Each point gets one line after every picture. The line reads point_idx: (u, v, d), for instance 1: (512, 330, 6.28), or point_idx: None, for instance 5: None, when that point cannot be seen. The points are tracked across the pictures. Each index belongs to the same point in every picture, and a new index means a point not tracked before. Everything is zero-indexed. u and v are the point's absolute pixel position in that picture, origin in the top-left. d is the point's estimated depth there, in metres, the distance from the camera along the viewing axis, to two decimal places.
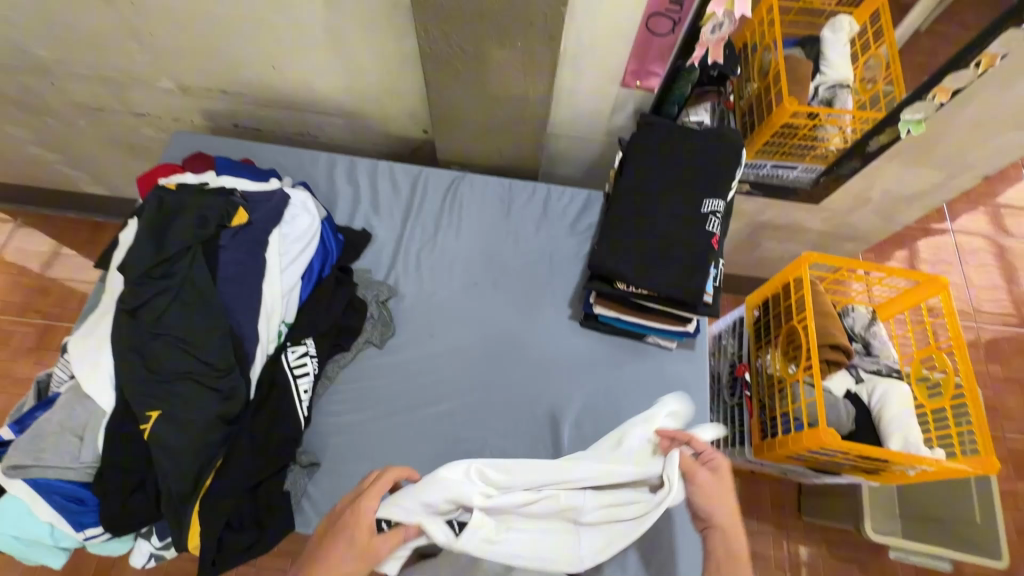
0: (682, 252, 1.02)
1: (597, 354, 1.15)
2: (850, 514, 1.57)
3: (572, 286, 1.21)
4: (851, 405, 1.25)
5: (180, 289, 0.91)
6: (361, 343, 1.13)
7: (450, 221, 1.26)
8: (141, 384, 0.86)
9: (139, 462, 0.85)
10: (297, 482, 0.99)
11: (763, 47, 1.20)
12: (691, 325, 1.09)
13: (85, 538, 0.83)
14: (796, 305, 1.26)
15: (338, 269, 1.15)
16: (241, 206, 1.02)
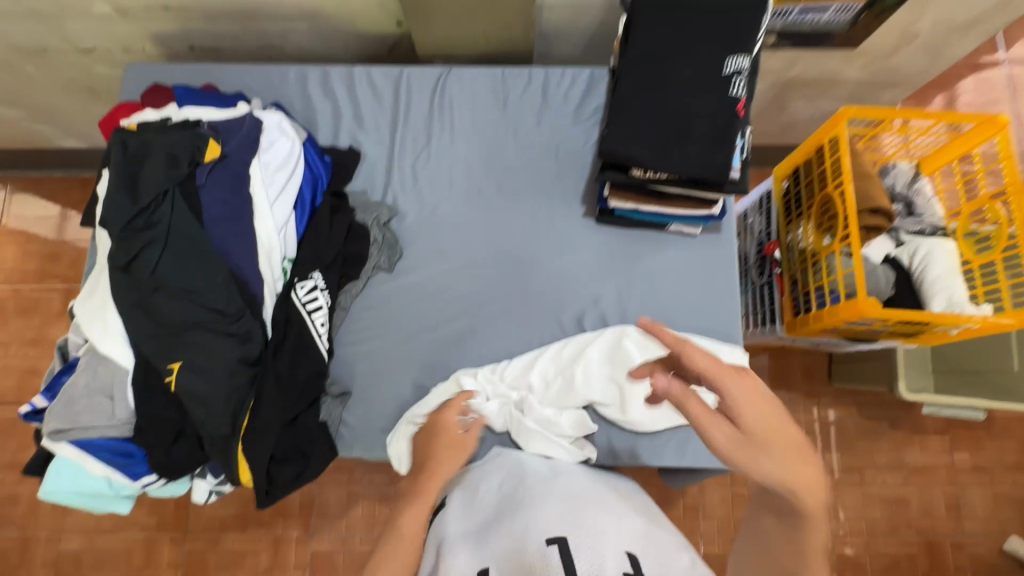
0: (703, 125, 0.90)
1: (617, 250, 1.08)
2: (883, 376, 1.57)
3: (584, 181, 1.11)
4: (890, 270, 1.19)
5: (167, 237, 0.86)
6: (370, 270, 1.08)
7: (442, 125, 1.14)
8: (154, 339, 0.84)
9: (174, 412, 0.86)
10: (332, 412, 1.01)
11: None
12: (716, 207, 1.00)
13: (143, 485, 0.87)
14: (831, 170, 1.15)
15: (332, 195, 1.07)
16: (211, 138, 0.92)
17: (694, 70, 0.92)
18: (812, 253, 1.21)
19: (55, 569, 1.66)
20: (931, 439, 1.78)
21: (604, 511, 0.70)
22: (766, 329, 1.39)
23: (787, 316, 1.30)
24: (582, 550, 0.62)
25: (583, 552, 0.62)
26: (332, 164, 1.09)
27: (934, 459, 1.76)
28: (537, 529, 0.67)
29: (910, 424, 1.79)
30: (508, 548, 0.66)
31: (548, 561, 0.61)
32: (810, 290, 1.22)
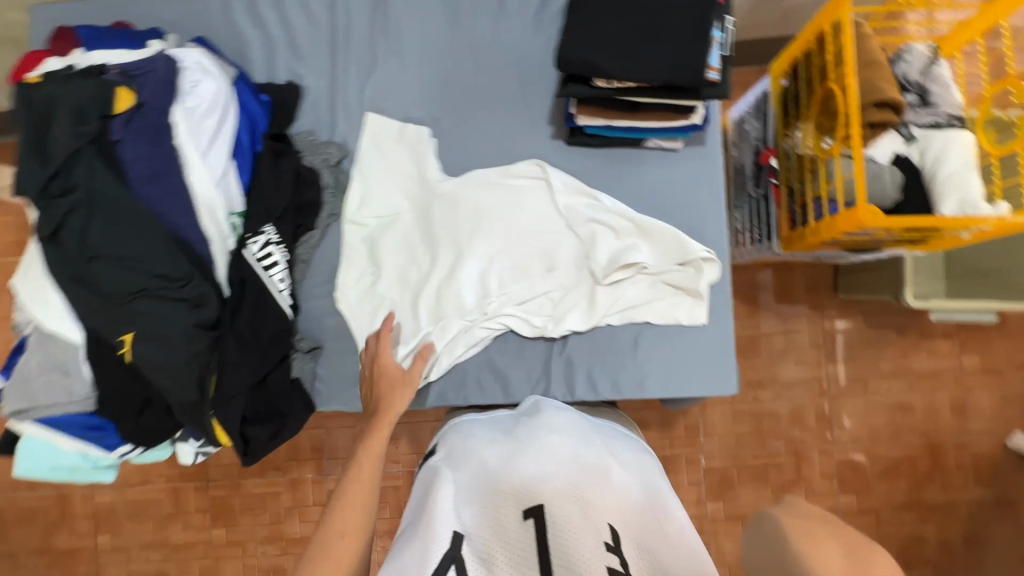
0: (675, 19, 0.77)
1: (591, 173, 0.99)
2: (890, 284, 1.49)
3: (551, 99, 1.00)
4: (898, 171, 1.07)
5: (90, 202, 0.79)
6: (327, 218, 1.01)
7: (388, 47, 1.01)
8: (99, 311, 0.80)
9: (135, 382, 0.84)
10: (304, 368, 0.98)
11: None
12: (697, 115, 0.88)
13: (120, 455, 0.87)
14: (832, 60, 1.01)
15: (272, 137, 0.97)
16: (120, 85, 0.82)
17: None
18: (811, 159, 1.10)
19: (94, 520, 1.78)
20: (939, 343, 1.73)
21: (582, 471, 0.70)
22: (763, 246, 1.30)
23: (784, 230, 1.21)
24: (561, 519, 0.63)
25: (562, 521, 0.62)
26: (270, 103, 0.99)
27: (941, 364, 1.73)
28: (518, 495, 0.67)
29: (918, 330, 1.74)
30: (487, 513, 0.66)
31: (526, 533, 0.62)
32: (808, 200, 1.12)
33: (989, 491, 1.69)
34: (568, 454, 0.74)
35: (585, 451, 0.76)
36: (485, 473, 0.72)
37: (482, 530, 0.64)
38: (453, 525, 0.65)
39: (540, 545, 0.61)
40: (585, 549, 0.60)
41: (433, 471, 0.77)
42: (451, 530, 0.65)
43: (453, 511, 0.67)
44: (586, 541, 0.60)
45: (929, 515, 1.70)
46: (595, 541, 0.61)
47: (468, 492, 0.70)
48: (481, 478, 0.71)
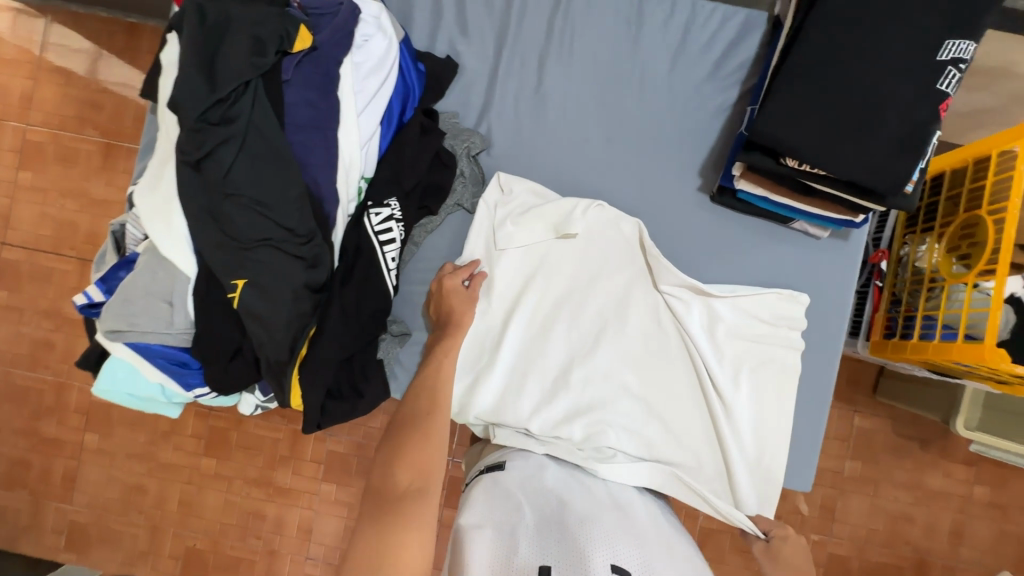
0: (890, 122, 0.72)
1: (728, 237, 0.96)
2: (939, 404, 1.50)
3: (707, 150, 0.96)
4: (1012, 312, 1.06)
5: (244, 137, 0.74)
6: (450, 207, 0.98)
7: (558, 50, 0.97)
8: (222, 249, 0.76)
9: (233, 329, 0.80)
10: (390, 351, 0.96)
11: (995, 164, 0.98)
12: (862, 215, 0.85)
13: (195, 396, 0.84)
14: (990, 189, 0.99)
15: (422, 111, 0.93)
16: (302, 22, 0.77)
17: (900, 47, 0.73)
18: (931, 276, 1.08)
19: (86, 417, 1.70)
20: (956, 467, 1.74)
21: (663, 555, 0.67)
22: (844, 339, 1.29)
23: (876, 334, 1.20)
24: None
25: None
26: (425, 74, 0.94)
27: (953, 487, 1.74)
28: (602, 548, 0.63)
29: (940, 449, 1.75)
30: (572, 550, 0.61)
31: None
32: (915, 314, 1.11)
33: None
34: (643, 532, 0.72)
35: (659, 537, 0.73)
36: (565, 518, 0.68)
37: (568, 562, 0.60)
38: (537, 553, 0.61)
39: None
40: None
41: (507, 494, 0.73)
42: (533, 552, 0.61)
43: (528, 541, 0.63)
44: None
45: None
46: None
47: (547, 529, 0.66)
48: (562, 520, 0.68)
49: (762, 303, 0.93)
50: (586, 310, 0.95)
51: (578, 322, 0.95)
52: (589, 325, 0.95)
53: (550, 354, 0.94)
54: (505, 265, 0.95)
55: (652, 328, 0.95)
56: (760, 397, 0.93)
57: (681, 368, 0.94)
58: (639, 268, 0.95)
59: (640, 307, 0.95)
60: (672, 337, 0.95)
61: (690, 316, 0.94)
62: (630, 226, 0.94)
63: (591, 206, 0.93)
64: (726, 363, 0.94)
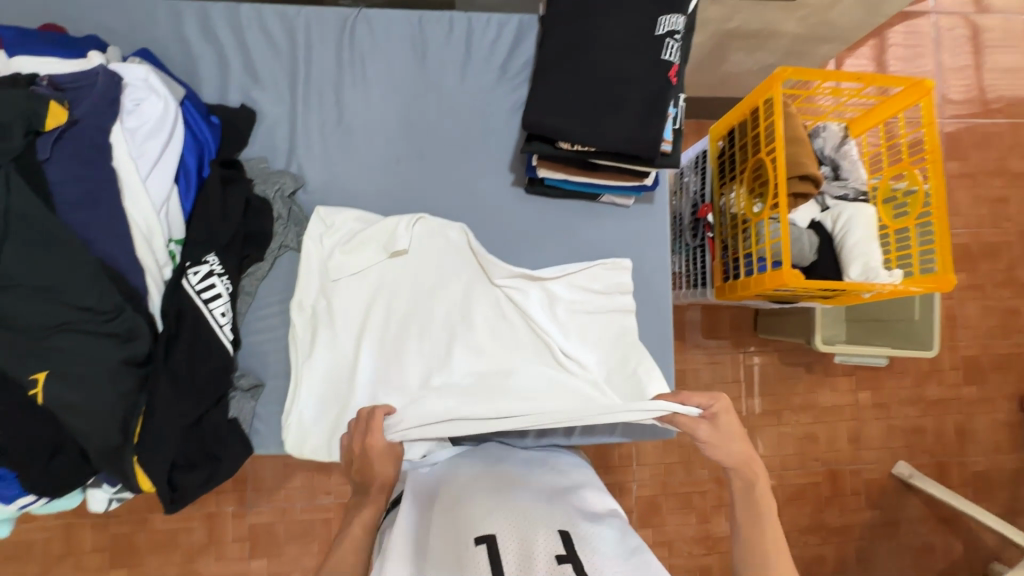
0: (634, 95, 0.81)
1: (549, 222, 1.02)
2: (801, 329, 1.64)
3: (512, 146, 1.02)
4: (814, 235, 1.20)
5: (7, 227, 0.71)
6: (276, 250, 0.97)
7: (351, 81, 1.00)
8: (8, 346, 0.72)
9: (45, 427, 0.76)
10: (243, 407, 0.94)
11: (764, 118, 1.12)
12: (649, 178, 0.94)
13: (19, 507, 0.79)
14: (764, 134, 1.12)
15: (220, 163, 0.93)
16: (53, 100, 0.75)
17: (628, 29, 0.82)
18: (743, 219, 1.21)
19: None
20: (839, 379, 1.92)
21: (527, 502, 0.71)
22: (698, 290, 1.41)
23: (718, 280, 1.32)
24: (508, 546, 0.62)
25: (509, 549, 0.62)
26: (221, 126, 0.94)
27: (842, 399, 1.92)
28: (460, 534, 0.65)
29: (822, 368, 1.92)
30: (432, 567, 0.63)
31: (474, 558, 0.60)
32: (739, 255, 1.23)
33: (876, 513, 1.90)
34: (510, 490, 0.75)
35: (526, 490, 0.76)
36: (428, 535, 0.70)
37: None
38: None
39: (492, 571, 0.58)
40: (537, 565, 0.59)
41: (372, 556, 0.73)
42: None
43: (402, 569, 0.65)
44: (538, 564, 0.59)
45: (829, 536, 1.88)
46: (546, 562, 0.59)
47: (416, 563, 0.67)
48: (425, 542, 0.70)
49: (593, 276, 1.00)
50: (432, 319, 0.97)
51: (428, 331, 0.97)
52: (439, 331, 0.97)
53: (408, 368, 0.96)
54: (342, 296, 0.96)
55: (499, 318, 0.99)
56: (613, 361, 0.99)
57: (536, 352, 0.99)
58: (472, 268, 0.99)
59: (484, 304, 0.99)
60: (520, 322, 0.99)
61: (533, 301, 0.99)
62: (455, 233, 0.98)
63: (414, 220, 0.97)
64: (575, 337, 1.00)
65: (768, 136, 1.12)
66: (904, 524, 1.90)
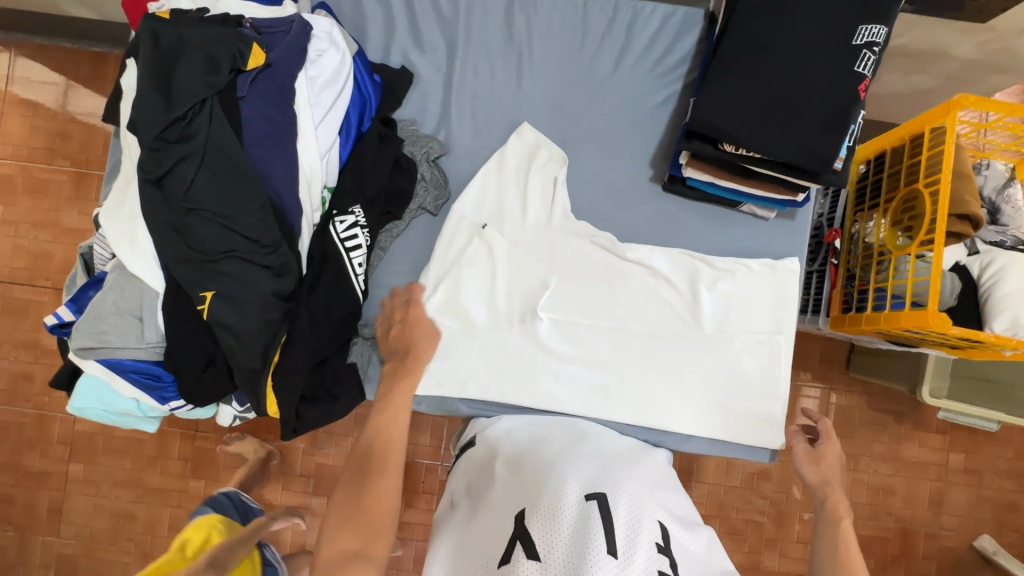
0: (816, 107, 0.78)
1: (680, 222, 1.01)
2: (906, 376, 1.51)
3: (656, 141, 1.01)
4: (957, 279, 1.12)
5: (204, 154, 0.77)
6: (414, 211, 1.01)
7: (509, 58, 1.01)
8: (188, 264, 0.79)
9: (204, 342, 0.82)
10: (362, 353, 0.98)
11: (930, 147, 1.04)
12: (801, 194, 0.90)
13: (171, 409, 0.85)
14: (926, 163, 1.04)
15: (379, 121, 0.96)
16: (255, 41, 0.80)
17: (818, 35, 0.78)
18: (879, 250, 1.14)
19: (70, 447, 1.65)
20: (931, 436, 1.78)
21: (632, 479, 0.78)
22: (806, 317, 1.34)
23: (834, 310, 1.25)
24: (617, 513, 0.69)
25: (619, 513, 0.69)
26: (382, 84, 0.98)
27: (929, 456, 1.78)
28: (576, 485, 0.73)
29: (914, 420, 1.79)
30: (546, 496, 0.72)
31: (588, 513, 0.68)
32: (867, 288, 1.16)
33: None
34: (615, 463, 0.81)
35: (631, 464, 0.84)
36: (532, 475, 0.78)
37: (544, 508, 0.70)
38: (512, 513, 0.71)
39: (602, 527, 0.66)
40: (640, 539, 0.67)
41: (485, 474, 0.83)
42: (510, 518, 0.70)
43: (511, 503, 0.73)
44: (641, 542, 0.67)
45: None
46: (647, 544, 0.67)
47: (521, 489, 0.75)
48: (528, 478, 0.77)
49: (742, 292, 0.98)
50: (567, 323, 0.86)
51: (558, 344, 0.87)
52: (554, 371, 0.99)
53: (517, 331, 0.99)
54: (461, 283, 0.98)
55: (615, 356, 0.99)
56: (723, 413, 0.98)
57: (643, 333, 0.99)
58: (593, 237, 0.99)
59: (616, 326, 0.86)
60: (637, 364, 0.99)
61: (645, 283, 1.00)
62: (593, 253, 1.00)
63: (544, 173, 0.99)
64: (695, 353, 0.99)
65: (931, 167, 1.04)
66: None
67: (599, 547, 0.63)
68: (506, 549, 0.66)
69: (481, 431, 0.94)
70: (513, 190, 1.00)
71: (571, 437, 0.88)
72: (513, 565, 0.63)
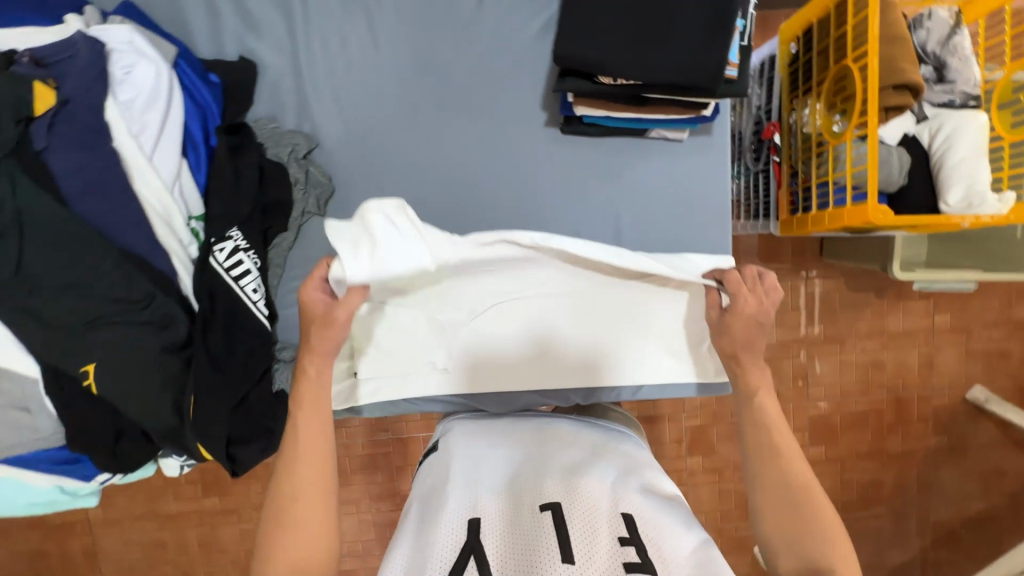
0: (691, 12, 0.67)
1: (589, 164, 0.92)
2: (876, 254, 1.40)
3: (544, 78, 0.89)
4: (905, 152, 1.03)
5: (22, 225, 0.69)
6: (299, 218, 0.92)
7: (356, 15, 0.87)
8: (55, 344, 0.73)
9: (106, 413, 0.78)
10: (288, 377, 0.94)
11: (854, 15, 0.91)
12: (708, 109, 0.81)
13: (101, 482, 0.83)
14: (853, 33, 0.92)
15: (228, 129, 0.86)
16: (37, 79, 0.69)
17: None
18: (818, 140, 1.04)
19: None
20: (914, 303, 1.66)
21: (596, 472, 0.69)
22: (758, 223, 1.27)
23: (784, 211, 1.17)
24: (575, 516, 0.61)
25: (577, 515, 0.61)
26: (221, 85, 0.86)
27: (915, 323, 1.66)
28: (533, 494, 0.65)
29: (896, 291, 1.66)
30: (507, 508, 0.64)
31: (541, 524, 0.60)
32: (811, 184, 1.07)
33: (944, 440, 1.68)
34: (582, 457, 0.73)
35: (597, 455, 0.75)
36: (490, 475, 0.70)
37: (499, 521, 0.62)
38: (466, 516, 0.62)
39: (556, 539, 0.58)
40: (601, 543, 0.58)
41: (436, 476, 0.73)
42: (464, 516, 0.63)
43: (464, 500, 0.65)
44: (601, 541, 0.58)
45: (888, 461, 1.69)
46: (609, 541, 0.59)
47: (477, 488, 0.68)
48: (486, 478, 0.70)
49: (665, 227, 0.92)
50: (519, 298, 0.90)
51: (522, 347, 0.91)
52: (495, 359, 0.93)
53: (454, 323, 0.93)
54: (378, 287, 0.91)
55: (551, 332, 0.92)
56: (666, 357, 0.94)
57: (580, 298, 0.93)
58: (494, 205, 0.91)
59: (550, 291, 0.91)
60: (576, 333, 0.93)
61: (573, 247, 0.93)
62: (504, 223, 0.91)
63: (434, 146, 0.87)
64: (637, 307, 0.93)
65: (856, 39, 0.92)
66: (975, 448, 1.68)
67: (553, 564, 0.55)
68: (457, 562, 0.56)
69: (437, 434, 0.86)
70: (402, 170, 0.91)
71: (536, 435, 0.80)
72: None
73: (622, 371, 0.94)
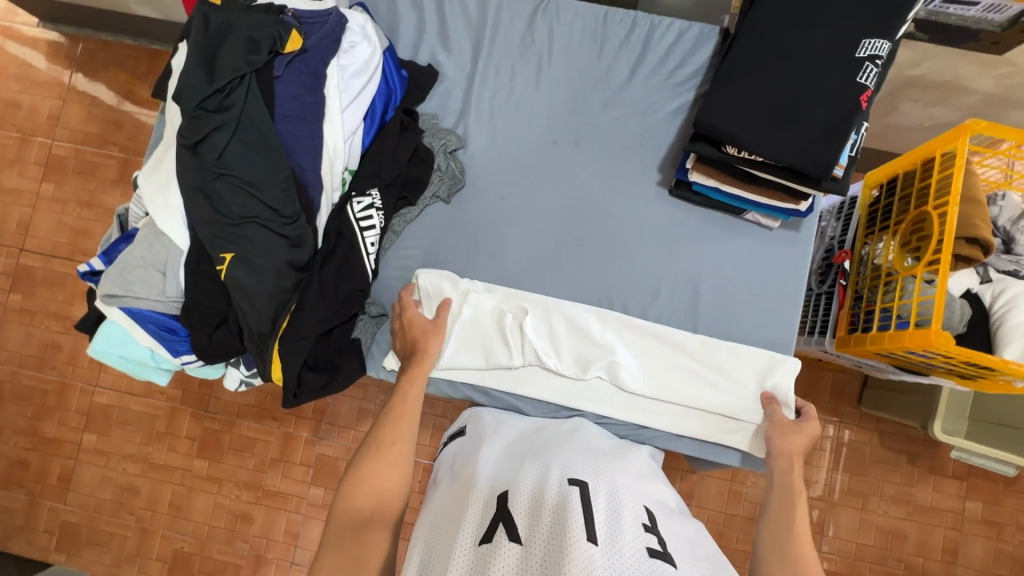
0: (817, 113, 0.81)
1: (684, 226, 1.03)
2: (917, 410, 1.36)
3: (667, 147, 1.05)
4: (967, 304, 1.11)
5: (237, 125, 0.84)
6: (428, 199, 1.05)
7: (529, 59, 1.07)
8: (213, 225, 0.84)
9: (220, 300, 0.88)
10: (366, 330, 1.02)
11: (940, 171, 1.05)
12: (804, 203, 0.93)
13: (181, 362, 0.91)
14: (936, 185, 1.05)
15: (403, 111, 1.02)
16: (293, 28, 0.88)
17: (821, 46, 0.83)
18: (887, 271, 1.13)
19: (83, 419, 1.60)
20: (946, 481, 1.53)
21: (617, 471, 0.76)
22: (813, 339, 1.33)
23: (841, 331, 1.24)
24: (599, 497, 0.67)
25: (600, 498, 0.67)
26: (408, 79, 1.04)
27: (944, 502, 1.52)
28: (557, 472, 0.71)
29: (928, 462, 1.54)
30: (532, 484, 0.70)
31: (569, 494, 0.67)
32: (874, 309, 1.15)
33: None
34: (603, 458, 0.80)
35: (614, 459, 0.82)
36: (515, 462, 0.76)
37: (525, 496, 0.67)
38: (494, 495, 0.69)
39: (583, 509, 0.64)
40: (625, 524, 0.64)
41: (469, 458, 0.80)
42: (491, 496, 0.69)
43: (489, 484, 0.71)
44: (625, 524, 0.64)
45: None
46: (632, 525, 0.65)
47: (504, 472, 0.74)
48: (511, 464, 0.76)
49: (738, 298, 1.01)
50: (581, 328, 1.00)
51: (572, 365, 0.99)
52: (557, 370, 1.00)
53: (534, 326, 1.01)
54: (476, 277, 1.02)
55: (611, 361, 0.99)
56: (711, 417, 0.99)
57: (648, 341, 1.00)
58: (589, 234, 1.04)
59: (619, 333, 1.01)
60: (637, 370, 1.00)
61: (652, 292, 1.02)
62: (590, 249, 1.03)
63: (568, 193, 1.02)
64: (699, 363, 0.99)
65: (940, 190, 1.05)
66: None
67: (578, 529, 0.60)
68: (489, 528, 0.63)
69: (471, 419, 0.93)
70: (525, 186, 1.05)
71: (559, 435, 0.87)
72: (495, 543, 0.60)
73: (672, 418, 0.99)
